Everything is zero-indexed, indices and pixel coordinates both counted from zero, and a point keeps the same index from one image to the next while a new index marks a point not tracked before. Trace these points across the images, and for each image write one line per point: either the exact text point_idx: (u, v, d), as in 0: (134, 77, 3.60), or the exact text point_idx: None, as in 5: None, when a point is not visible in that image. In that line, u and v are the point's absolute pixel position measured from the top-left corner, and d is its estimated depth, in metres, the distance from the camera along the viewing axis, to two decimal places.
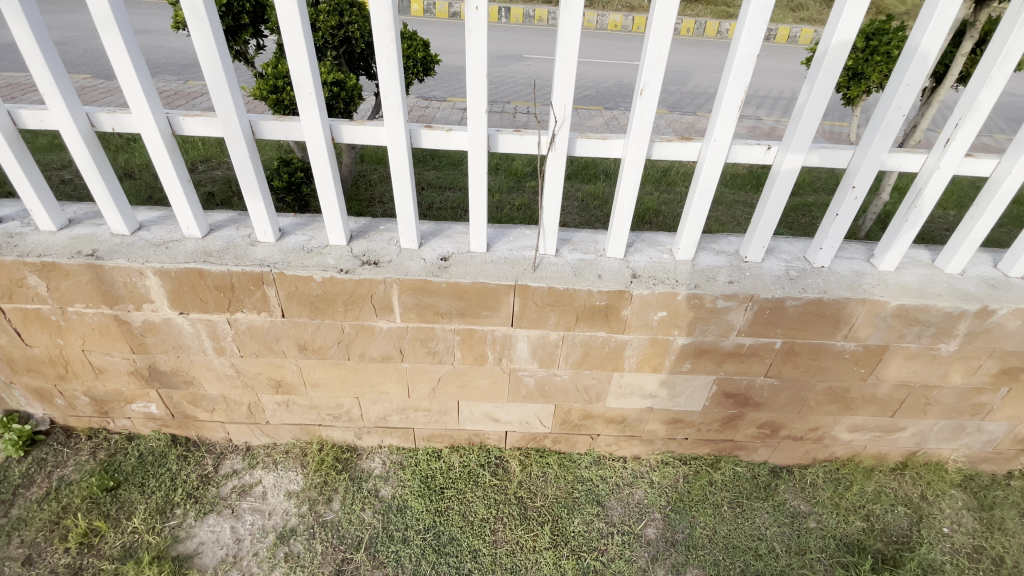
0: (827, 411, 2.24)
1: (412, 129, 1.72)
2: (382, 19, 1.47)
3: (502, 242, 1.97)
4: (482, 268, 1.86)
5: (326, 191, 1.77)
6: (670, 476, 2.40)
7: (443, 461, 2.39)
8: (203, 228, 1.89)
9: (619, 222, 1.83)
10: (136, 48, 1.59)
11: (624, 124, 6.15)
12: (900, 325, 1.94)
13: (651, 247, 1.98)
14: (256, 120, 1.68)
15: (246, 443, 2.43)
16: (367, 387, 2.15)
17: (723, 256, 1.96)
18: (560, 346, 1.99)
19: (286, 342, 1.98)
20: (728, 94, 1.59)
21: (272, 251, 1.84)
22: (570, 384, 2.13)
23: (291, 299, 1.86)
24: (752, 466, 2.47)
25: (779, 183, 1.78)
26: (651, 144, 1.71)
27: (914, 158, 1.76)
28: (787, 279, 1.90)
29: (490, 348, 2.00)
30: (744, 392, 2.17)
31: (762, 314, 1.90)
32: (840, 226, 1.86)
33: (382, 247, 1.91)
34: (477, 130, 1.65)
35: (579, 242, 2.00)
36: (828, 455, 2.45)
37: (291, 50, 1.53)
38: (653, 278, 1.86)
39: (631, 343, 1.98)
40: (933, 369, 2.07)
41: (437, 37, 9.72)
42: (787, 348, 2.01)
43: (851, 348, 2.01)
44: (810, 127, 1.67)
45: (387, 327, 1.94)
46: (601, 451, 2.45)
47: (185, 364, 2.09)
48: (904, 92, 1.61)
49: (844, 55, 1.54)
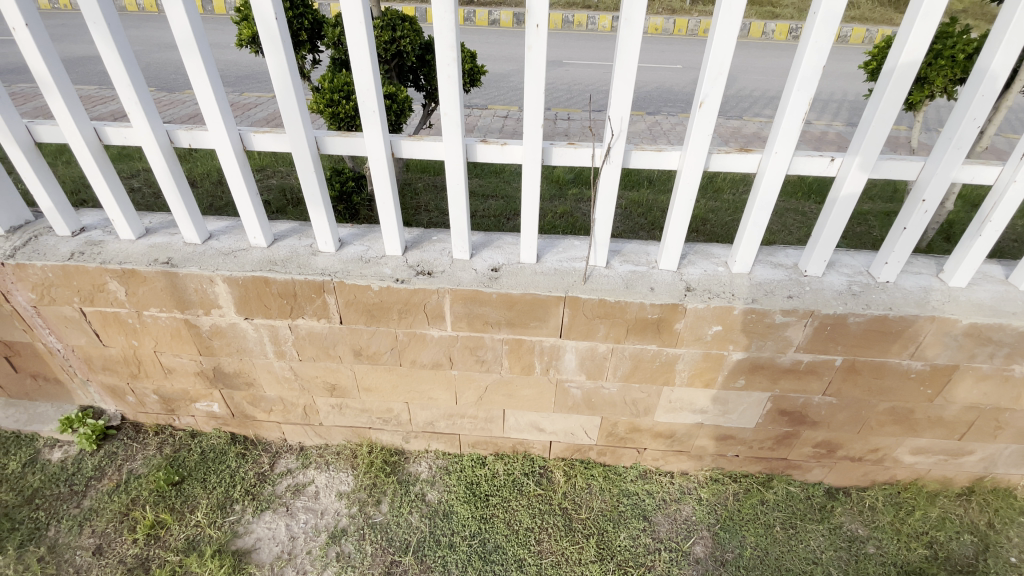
0: (889, 432, 2.14)
1: (468, 143, 1.75)
2: (444, 39, 1.51)
3: (552, 254, 1.98)
4: (533, 279, 1.88)
5: (384, 204, 1.83)
6: (719, 493, 2.34)
7: (487, 468, 2.41)
8: (268, 238, 1.99)
9: (672, 234, 1.82)
10: (214, 69, 1.69)
11: (667, 129, 6.06)
12: (971, 344, 1.83)
13: (704, 259, 1.95)
14: (321, 136, 1.76)
15: (299, 443, 2.52)
16: (416, 393, 2.20)
17: (781, 270, 1.91)
18: (609, 359, 1.99)
19: (343, 348, 2.05)
20: (790, 105, 1.55)
21: (332, 261, 1.92)
22: (617, 398, 2.12)
23: (349, 307, 1.92)
24: (806, 486, 2.38)
25: (843, 195, 1.72)
26: (709, 155, 1.69)
27: (991, 170, 1.67)
28: (850, 294, 1.83)
29: (538, 358, 2.02)
30: (800, 410, 2.10)
31: (823, 330, 1.84)
32: (908, 241, 1.78)
33: (435, 257, 1.95)
34: (532, 144, 1.67)
35: (630, 253, 1.99)
36: (888, 478, 2.34)
37: (357, 70, 1.59)
38: (708, 291, 1.83)
39: (683, 357, 1.95)
40: (1006, 391, 1.95)
41: (478, 45, 9.87)
42: (848, 365, 1.93)
43: (917, 367, 1.91)
44: (879, 138, 1.61)
45: (439, 335, 1.98)
46: (647, 465, 2.42)
47: (247, 366, 2.20)
48: (981, 101, 1.53)
49: (917, 63, 1.48)
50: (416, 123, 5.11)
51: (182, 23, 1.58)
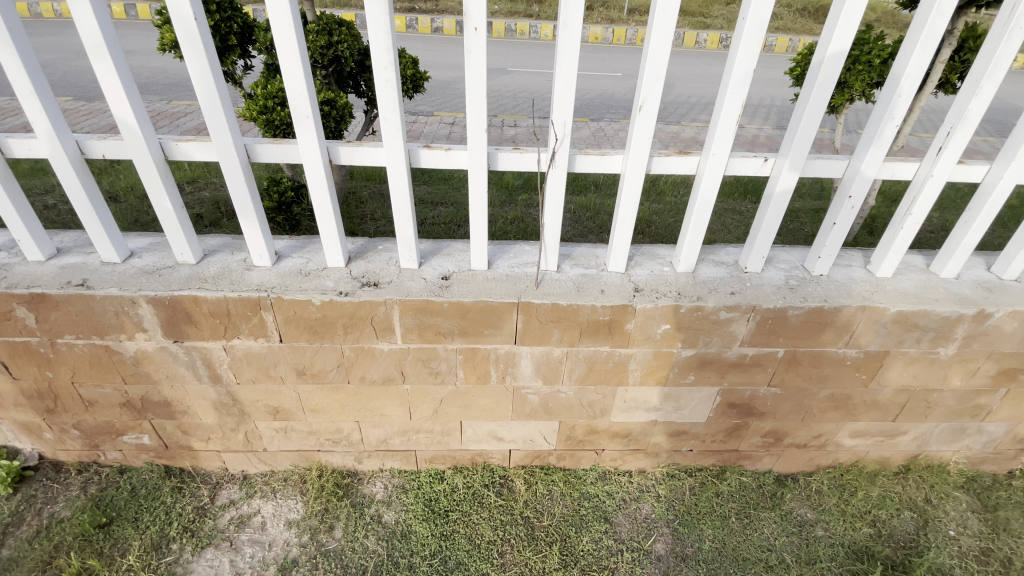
0: (830, 417, 2.25)
1: (411, 149, 1.69)
2: (380, 41, 1.45)
3: (502, 259, 1.94)
4: (484, 286, 1.84)
5: (324, 214, 1.74)
6: (676, 488, 2.38)
7: (446, 483, 2.34)
8: (197, 254, 1.85)
9: (619, 236, 1.83)
10: (129, 74, 1.54)
11: (610, 135, 6.21)
12: (900, 330, 1.95)
13: (651, 260, 1.99)
14: (251, 143, 1.65)
15: (242, 472, 2.36)
16: (367, 411, 2.10)
17: (723, 267, 1.97)
18: (564, 362, 1.98)
19: (284, 368, 1.94)
20: (724, 108, 1.60)
21: (269, 275, 1.81)
22: (574, 401, 2.11)
23: (289, 324, 1.82)
24: (757, 475, 2.46)
25: (777, 193, 1.79)
26: (650, 158, 1.71)
27: (907, 167, 1.78)
28: (787, 288, 1.91)
29: (493, 366, 1.98)
30: (748, 402, 2.17)
31: (764, 324, 1.91)
32: (838, 235, 1.87)
33: (382, 267, 1.87)
34: (477, 149, 1.63)
35: (580, 256, 1.99)
36: (832, 461, 2.45)
37: (288, 74, 1.49)
38: (656, 291, 1.86)
39: (636, 357, 1.97)
40: (932, 372, 2.09)
41: (422, 52, 9.80)
42: (790, 356, 2.01)
43: (852, 354, 2.02)
44: (807, 138, 1.68)
45: (388, 349, 1.90)
46: (606, 466, 2.42)
47: (179, 394, 2.03)
48: (898, 102, 1.62)
49: (838, 67, 1.56)
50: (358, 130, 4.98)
51: (89, 24, 1.43)
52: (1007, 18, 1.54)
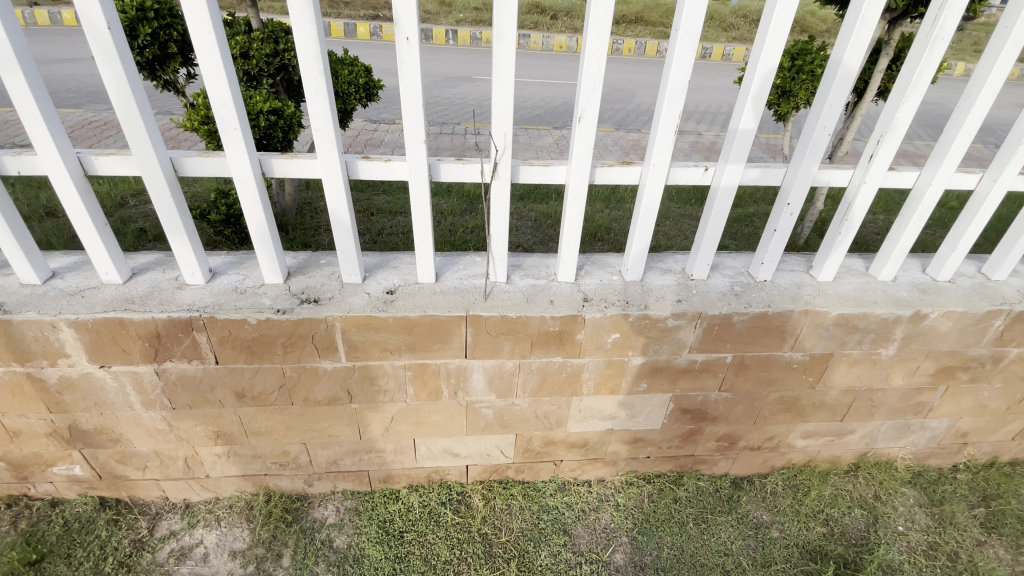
0: (781, 420, 2.28)
1: (349, 161, 1.63)
2: (308, 50, 1.39)
3: (451, 271, 1.90)
4: (431, 299, 1.79)
5: (258, 229, 1.67)
6: (635, 496, 2.37)
7: (401, 502, 2.27)
8: (125, 273, 1.74)
9: (567, 246, 1.82)
10: (41, 85, 1.43)
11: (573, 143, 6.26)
12: (842, 332, 2.00)
13: (600, 269, 1.98)
14: (177, 156, 1.56)
15: (184, 500, 2.23)
16: (314, 432, 2.03)
17: (671, 275, 1.98)
18: (516, 375, 1.94)
19: (223, 391, 1.85)
20: (664, 118, 1.60)
21: (202, 294, 1.73)
22: (529, 413, 2.08)
23: (224, 344, 1.73)
24: (714, 479, 2.48)
25: (719, 201, 1.81)
26: (593, 169, 1.71)
27: (842, 174, 1.83)
28: (733, 294, 1.93)
29: (444, 382, 1.92)
30: (701, 408, 2.18)
31: (712, 330, 1.92)
32: (779, 241, 1.91)
33: (323, 283, 1.81)
34: (417, 160, 1.59)
35: (530, 267, 1.97)
36: (786, 462, 2.49)
37: (211, 85, 1.42)
38: (605, 301, 1.85)
39: (588, 366, 1.96)
40: (875, 373, 2.15)
41: (386, 60, 9.70)
42: (738, 362, 2.03)
43: (798, 357, 2.05)
44: (745, 147, 1.71)
45: (333, 368, 1.83)
46: (565, 477, 2.40)
47: (110, 421, 1.91)
48: (830, 111, 1.66)
49: (771, 77, 1.59)
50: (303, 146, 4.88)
51: None
52: (929, 30, 1.59)
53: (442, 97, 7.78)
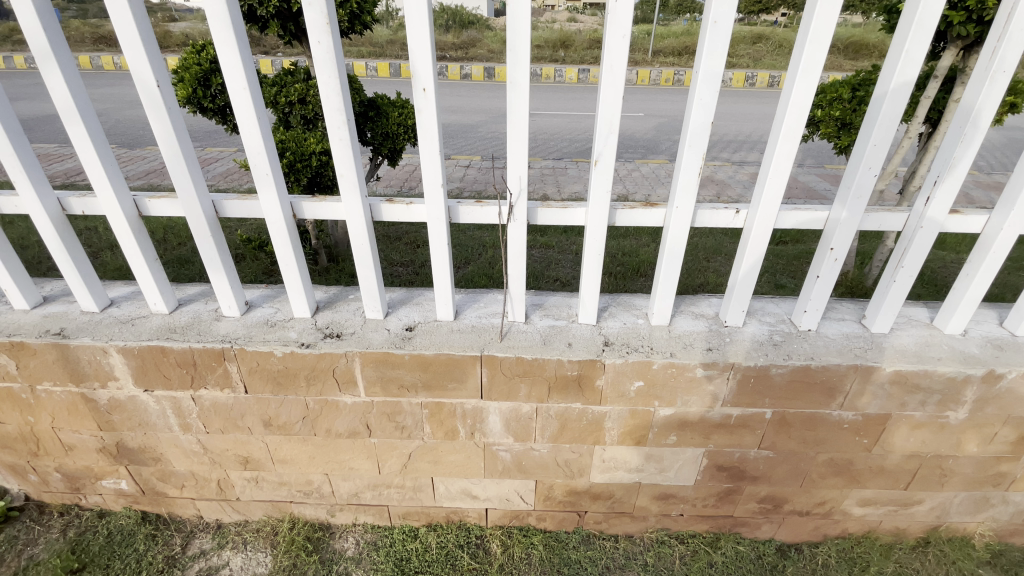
0: (832, 484, 2.06)
1: (373, 203, 1.70)
2: (332, 103, 1.49)
3: (470, 309, 1.90)
4: (448, 338, 1.79)
5: (288, 266, 1.76)
6: (665, 557, 2.20)
7: (419, 541, 2.24)
8: (171, 304, 1.88)
9: (588, 288, 1.76)
10: (103, 137, 1.61)
11: (623, 175, 6.18)
12: (900, 391, 1.79)
13: (626, 311, 1.91)
14: (218, 199, 1.69)
15: (217, 521, 2.32)
16: (335, 464, 2.06)
17: (702, 320, 1.87)
18: (534, 419, 1.89)
19: (251, 419, 1.93)
20: (684, 160, 1.55)
21: (236, 326, 1.83)
22: (549, 459, 2.01)
23: (253, 375, 1.82)
24: (757, 544, 2.25)
25: (751, 245, 1.70)
26: (613, 211, 1.67)
27: (894, 217, 1.67)
28: (771, 344, 1.78)
29: (461, 422, 1.90)
30: (738, 465, 2.01)
31: (746, 383, 1.78)
32: (823, 288, 1.75)
33: (347, 318, 1.86)
34: (435, 203, 1.63)
35: (552, 306, 1.93)
36: (841, 531, 2.23)
37: (246, 134, 1.54)
38: (626, 346, 1.77)
39: (610, 415, 1.87)
40: (943, 438, 1.90)
41: (448, 98, 10.20)
42: (779, 418, 1.86)
43: (849, 417, 1.86)
44: (777, 190, 1.60)
45: (353, 402, 1.87)
46: (590, 529, 2.27)
47: (152, 441, 2.04)
48: (874, 151, 1.53)
49: (802, 116, 1.49)
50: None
51: (63, 91, 1.51)
52: (986, 64, 1.45)
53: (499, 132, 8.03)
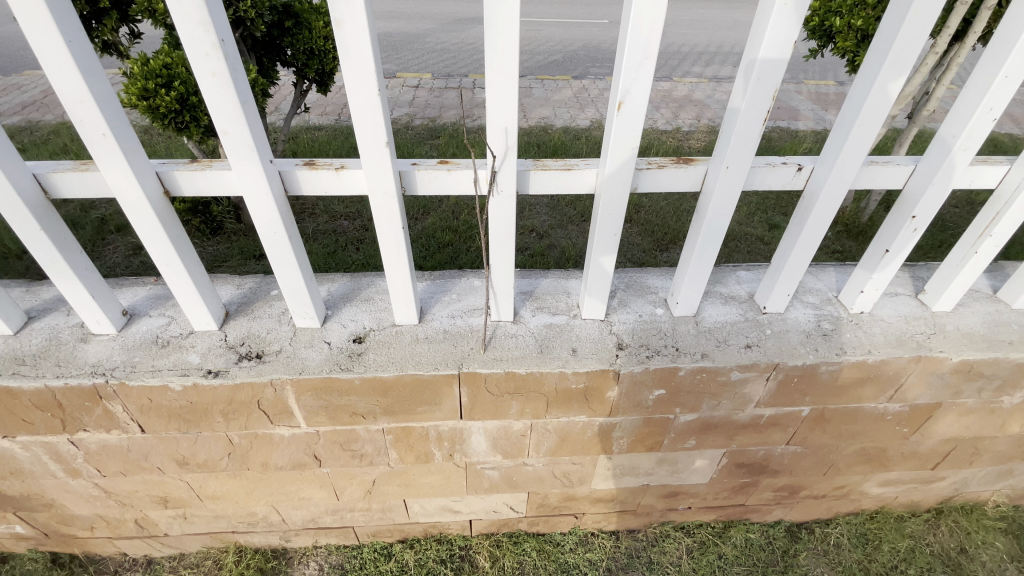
0: (858, 470, 1.85)
1: (284, 171, 1.15)
2: (187, 14, 0.90)
3: (439, 305, 1.44)
4: (412, 350, 1.33)
5: (169, 266, 1.23)
6: (670, 552, 2.00)
7: (394, 561, 1.93)
8: (14, 320, 1.33)
9: (596, 277, 1.33)
10: None
11: (595, 96, 5.50)
12: (959, 380, 1.51)
13: (639, 296, 1.50)
14: (42, 173, 1.10)
15: (146, 556, 1.92)
16: (281, 496, 1.65)
17: (734, 305, 1.48)
18: (527, 436, 1.52)
19: (160, 459, 1.47)
20: (745, 101, 1.08)
21: (112, 349, 1.31)
22: (544, 473, 1.67)
23: (147, 412, 1.33)
24: (766, 528, 2.08)
25: (814, 216, 1.27)
26: (636, 172, 1.19)
27: (992, 172, 1.29)
28: (820, 335, 1.43)
29: (436, 445, 1.51)
30: (761, 461, 1.75)
31: (788, 383, 1.45)
32: (891, 264, 1.39)
33: (269, 328, 1.37)
34: (381, 169, 1.11)
35: (545, 295, 1.49)
36: (853, 508, 2.07)
37: (54, 71, 0.94)
38: (645, 348, 1.38)
39: (621, 425, 1.51)
40: (988, 422, 1.67)
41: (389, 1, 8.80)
42: (816, 415, 1.57)
43: (895, 408, 1.58)
44: (864, 143, 1.16)
45: (291, 433, 1.43)
46: (587, 528, 2.03)
47: (35, 487, 1.56)
48: (1004, 84, 1.13)
49: (923, 34, 1.02)
50: (285, 106, 4.31)
51: None
52: None
53: (450, 44, 6.99)
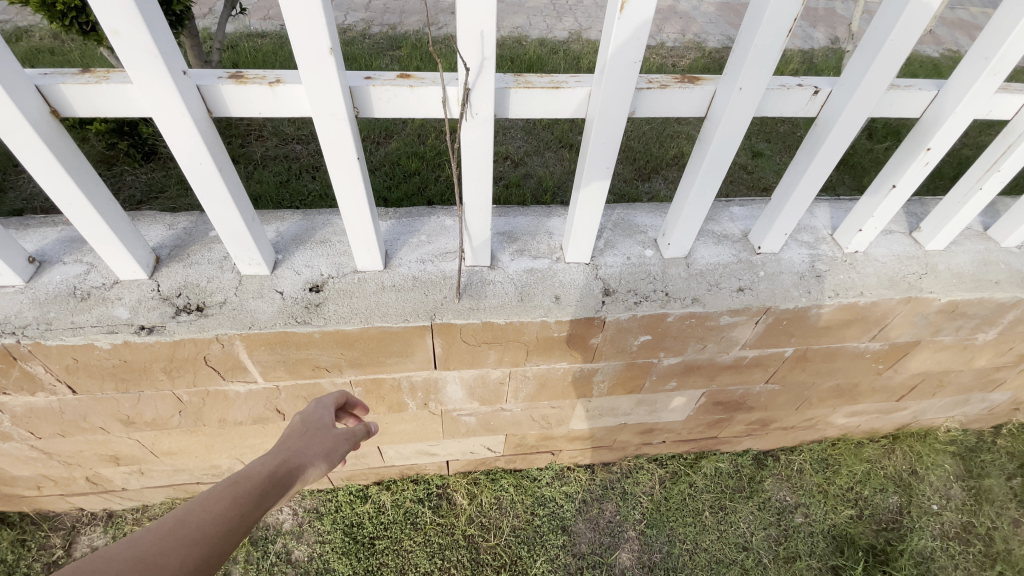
0: (828, 404, 1.88)
1: (204, 86, 0.93)
2: None
3: (406, 248, 1.28)
4: (377, 300, 1.19)
5: (72, 204, 1.01)
6: (643, 483, 2.05)
7: (370, 503, 1.91)
8: None
9: (583, 215, 1.19)
10: None
11: (572, 3, 4.99)
12: (943, 320, 1.49)
13: (626, 236, 1.37)
14: None
15: (106, 509, 1.83)
16: (244, 449, 1.56)
17: (726, 245, 1.38)
18: (506, 384, 1.44)
19: (101, 419, 1.33)
20: (769, 6, 0.90)
21: (19, 303, 1.11)
22: (522, 417, 1.62)
23: (76, 373, 1.17)
24: (734, 457, 2.15)
25: (825, 148, 1.15)
26: (635, 94, 1.02)
27: (1015, 100, 1.17)
28: (813, 276, 1.36)
29: (409, 396, 1.42)
30: (737, 399, 1.75)
31: (776, 326, 1.39)
32: (894, 202, 1.30)
33: (210, 276, 1.20)
34: (329, 88, 0.91)
35: (524, 236, 1.35)
36: (817, 436, 2.15)
37: None
38: (632, 293, 1.27)
39: (603, 370, 1.45)
40: (960, 357, 1.69)
41: None
42: (798, 355, 1.54)
43: (875, 347, 1.57)
44: (893, 62, 1.01)
45: (247, 389, 1.30)
46: (563, 463, 2.05)
47: None
48: None
49: None
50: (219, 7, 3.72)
51: None
52: None
53: None
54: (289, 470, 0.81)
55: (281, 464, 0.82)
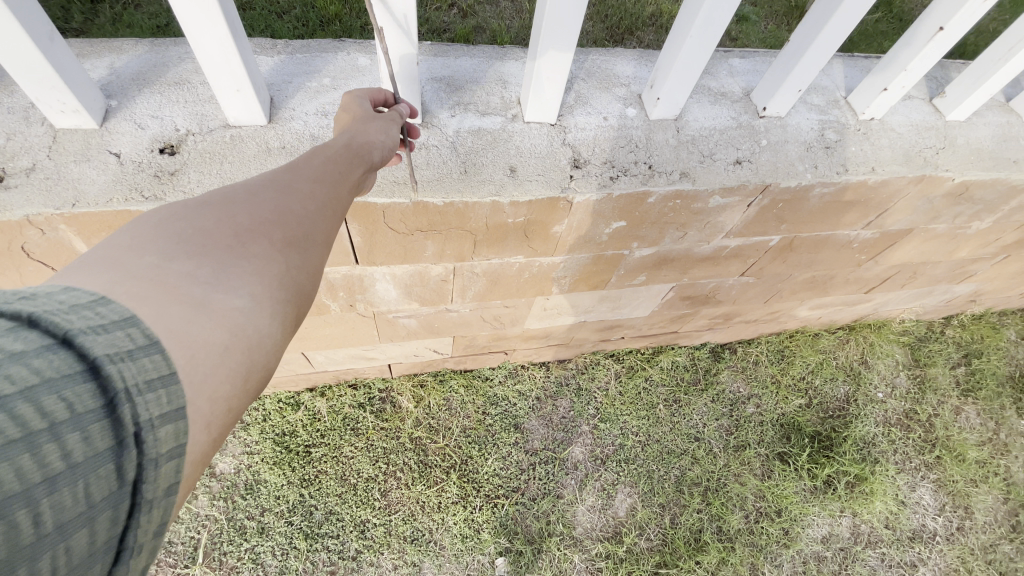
0: (798, 297, 1.77)
1: None
2: None
3: (303, 96, 0.93)
4: (264, 168, 0.87)
5: None
6: (600, 379, 1.95)
7: (304, 410, 1.72)
8: None
9: (546, 51, 0.87)
10: None
11: None
12: (945, 205, 1.32)
13: (602, 90, 1.06)
14: None
15: None
16: None
17: (724, 106, 1.10)
18: (449, 281, 1.19)
19: None
20: None
21: None
22: (470, 317, 1.41)
23: None
24: (692, 351, 2.07)
25: None
26: None
27: None
28: (821, 148, 1.12)
29: (329, 295, 1.15)
30: (707, 293, 1.59)
31: (769, 210, 1.18)
32: (934, 51, 1.03)
33: (6, 130, 0.82)
34: None
35: (468, 85, 1.01)
36: (778, 329, 2.08)
37: None
38: (607, 164, 1.00)
39: (564, 264, 1.22)
40: (944, 247, 1.57)
41: None
42: (783, 244, 1.36)
43: (865, 236, 1.40)
44: None
45: None
46: (517, 362, 1.90)
47: None
48: None
49: None
50: None
51: None
52: None
53: None
54: (365, 135, 0.70)
55: (352, 138, 0.70)
